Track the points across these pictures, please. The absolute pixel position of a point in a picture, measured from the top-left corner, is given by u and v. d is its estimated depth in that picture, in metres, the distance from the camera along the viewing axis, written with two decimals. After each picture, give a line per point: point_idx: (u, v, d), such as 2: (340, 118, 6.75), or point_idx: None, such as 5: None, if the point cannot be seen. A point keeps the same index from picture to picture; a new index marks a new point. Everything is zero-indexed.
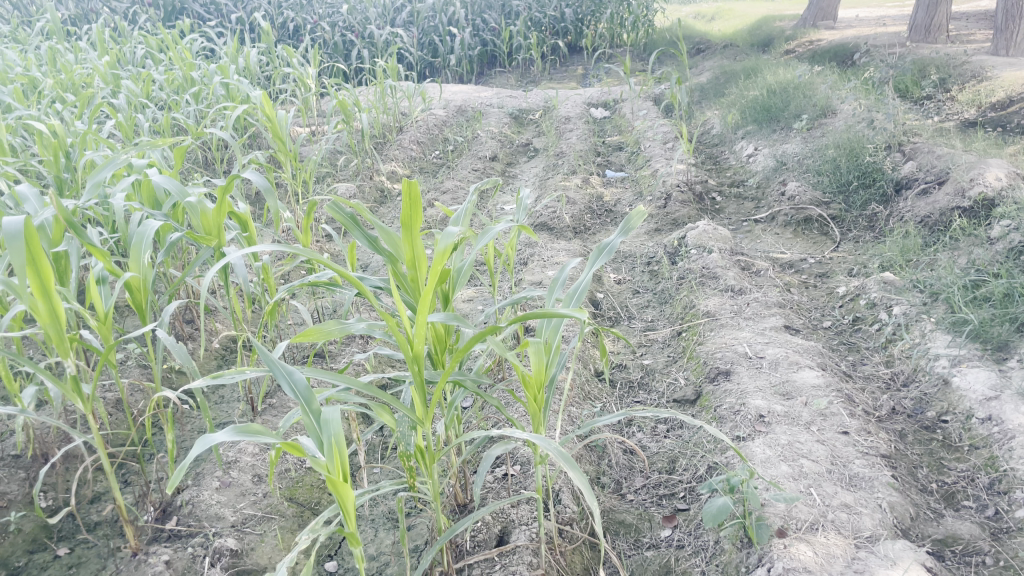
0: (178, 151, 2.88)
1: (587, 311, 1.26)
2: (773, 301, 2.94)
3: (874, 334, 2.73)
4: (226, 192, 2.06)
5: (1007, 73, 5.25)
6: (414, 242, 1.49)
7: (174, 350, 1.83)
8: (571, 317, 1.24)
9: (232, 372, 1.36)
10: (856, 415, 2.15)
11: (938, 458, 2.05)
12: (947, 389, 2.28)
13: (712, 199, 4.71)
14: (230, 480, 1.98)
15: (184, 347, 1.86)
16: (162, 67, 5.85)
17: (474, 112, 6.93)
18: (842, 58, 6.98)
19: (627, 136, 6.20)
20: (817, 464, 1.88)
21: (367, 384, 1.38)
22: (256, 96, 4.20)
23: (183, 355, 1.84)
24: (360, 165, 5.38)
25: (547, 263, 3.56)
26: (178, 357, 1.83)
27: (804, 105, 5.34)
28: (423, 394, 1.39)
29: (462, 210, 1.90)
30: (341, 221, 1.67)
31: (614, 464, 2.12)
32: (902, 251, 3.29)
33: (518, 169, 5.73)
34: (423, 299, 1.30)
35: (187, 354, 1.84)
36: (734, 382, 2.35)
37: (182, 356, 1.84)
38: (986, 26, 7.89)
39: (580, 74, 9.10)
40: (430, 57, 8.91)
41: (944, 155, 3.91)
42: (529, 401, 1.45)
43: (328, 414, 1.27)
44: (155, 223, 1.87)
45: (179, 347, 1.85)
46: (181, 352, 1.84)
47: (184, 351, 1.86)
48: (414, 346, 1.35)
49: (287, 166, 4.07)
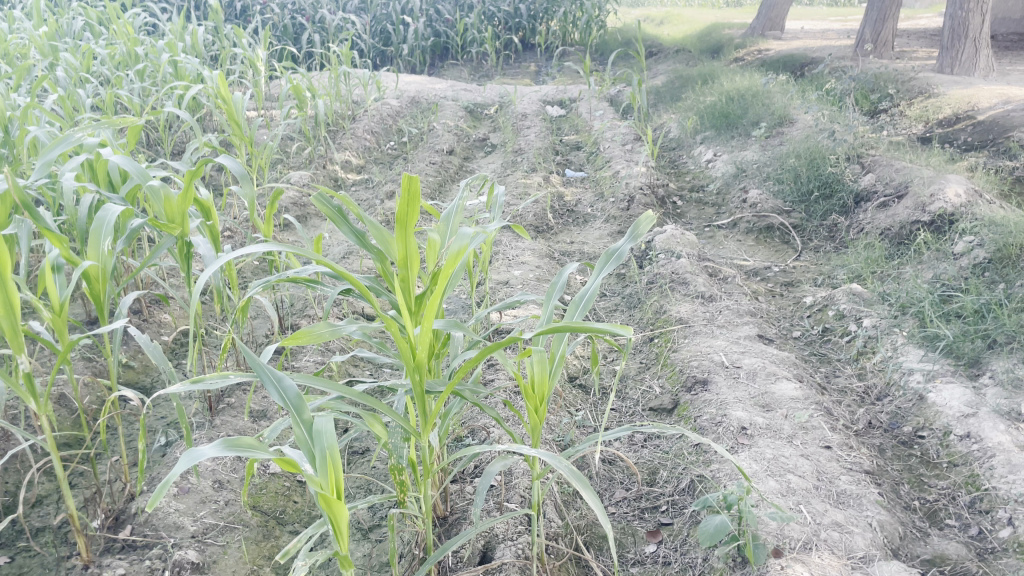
0: (133, 128, 2.70)
1: (620, 328, 1.22)
2: (744, 310, 2.91)
3: (844, 346, 2.72)
4: (193, 178, 1.92)
5: (955, 90, 5.36)
6: (409, 241, 1.39)
7: (145, 348, 1.69)
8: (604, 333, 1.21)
9: (214, 377, 1.22)
10: (837, 430, 2.13)
11: (918, 474, 2.04)
12: (923, 405, 2.28)
13: (674, 203, 4.69)
14: (189, 486, 1.84)
15: (158, 345, 1.72)
16: (105, 40, 5.57)
17: (429, 104, 6.81)
18: (792, 68, 7.07)
19: (585, 135, 6.16)
20: (804, 480, 1.85)
21: (360, 392, 1.28)
22: (208, 76, 4.01)
23: (156, 353, 1.70)
24: (314, 153, 5.21)
25: (513, 263, 3.48)
26: (152, 356, 1.69)
27: (762, 113, 5.36)
28: (423, 405, 1.29)
29: (451, 208, 1.80)
30: (327, 215, 1.55)
31: (595, 475, 2.04)
32: (867, 263, 3.31)
33: (476, 165, 5.63)
34: (430, 303, 1.20)
35: (162, 354, 1.70)
36: (712, 393, 2.30)
37: (155, 355, 1.70)
38: (927, 45, 8.08)
39: (534, 71, 9.05)
40: (383, 46, 8.75)
41: (902, 168, 3.95)
42: (530, 412, 1.36)
43: (320, 424, 1.17)
44: (117, 208, 1.73)
45: (153, 345, 1.71)
46: (154, 351, 1.70)
47: (158, 350, 1.72)
48: (417, 352, 1.25)
49: (241, 150, 3.90)
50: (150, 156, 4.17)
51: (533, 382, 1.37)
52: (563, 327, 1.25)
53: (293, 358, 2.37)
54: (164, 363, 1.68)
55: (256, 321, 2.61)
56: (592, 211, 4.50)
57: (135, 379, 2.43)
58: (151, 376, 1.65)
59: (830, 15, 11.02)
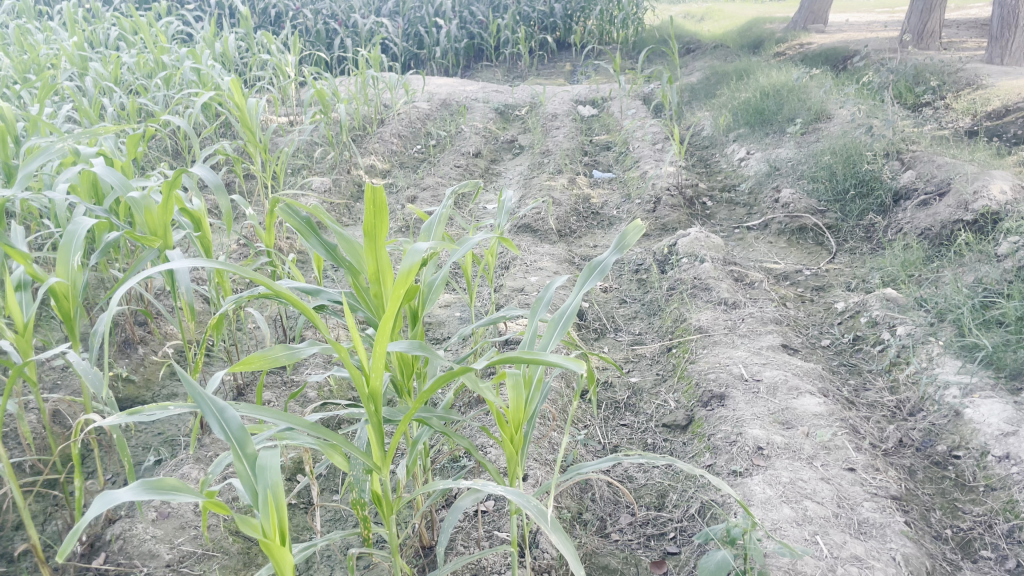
0: (131, 139, 2.59)
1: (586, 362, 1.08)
2: (769, 317, 2.75)
3: (877, 356, 2.56)
4: (173, 188, 1.84)
5: (1004, 81, 5.09)
6: (377, 253, 1.31)
7: (85, 375, 1.50)
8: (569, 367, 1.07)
9: (152, 409, 1.13)
10: (863, 449, 1.97)
11: (951, 499, 1.88)
12: (959, 422, 2.11)
13: (703, 204, 4.53)
14: (168, 511, 1.77)
15: (100, 372, 1.53)
16: (134, 49, 5.58)
17: (459, 106, 6.73)
18: (834, 62, 6.82)
19: (615, 135, 6.02)
20: (822, 507, 1.70)
21: (314, 423, 1.18)
22: (225, 82, 3.95)
23: (95, 380, 1.50)
24: (338, 158, 5.14)
25: (530, 269, 3.37)
26: (88, 383, 1.50)
27: (798, 108, 5.16)
28: (382, 435, 1.19)
29: (434, 217, 1.67)
30: (295, 227, 1.48)
31: (598, 498, 1.92)
32: (904, 265, 3.13)
33: (502, 167, 5.52)
34: (385, 325, 1.10)
35: (101, 381, 1.51)
36: (729, 408, 2.16)
37: (94, 382, 1.50)
38: (978, 35, 7.76)
39: (569, 70, 8.93)
40: (416, 49, 8.69)
41: (944, 164, 3.73)
42: (505, 442, 1.27)
43: (265, 460, 1.08)
44: (89, 222, 1.65)
45: (94, 372, 1.52)
46: (94, 378, 1.50)
47: (99, 377, 1.53)
48: (371, 380, 1.15)
49: (257, 157, 3.84)
50: (170, 165, 4.15)
51: (508, 411, 1.27)
52: (526, 357, 1.13)
53: (291, 371, 2.31)
54: (99, 389, 1.48)
55: (257, 335, 2.56)
56: (618, 214, 4.37)
57: (134, 394, 2.38)
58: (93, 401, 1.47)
59: (878, 7, 10.64)
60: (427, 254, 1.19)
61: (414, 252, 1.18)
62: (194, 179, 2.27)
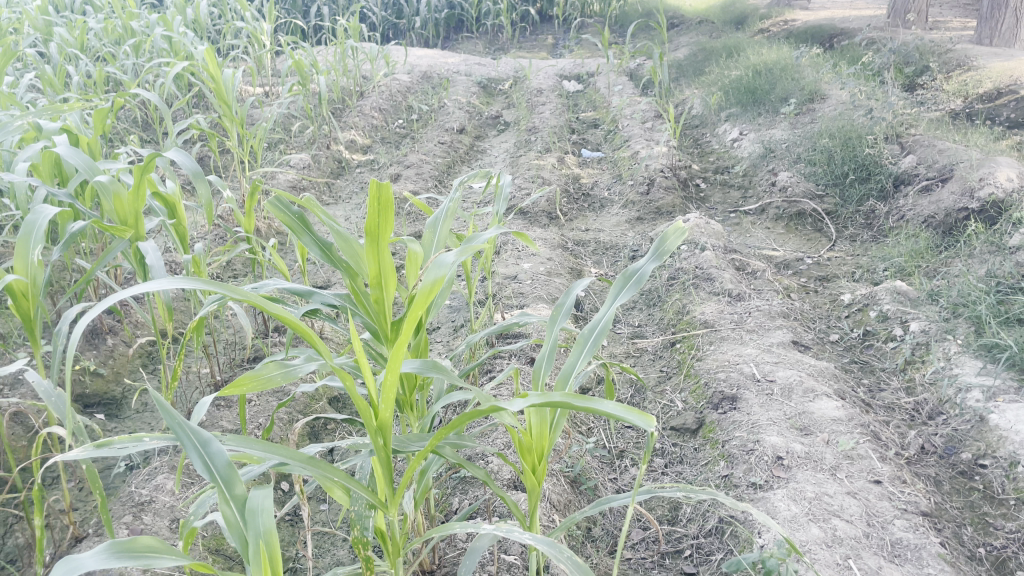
0: (99, 111, 2.38)
1: (643, 417, 0.91)
2: (777, 311, 2.62)
3: (889, 353, 2.45)
4: (145, 172, 1.66)
5: (995, 63, 4.98)
6: (381, 256, 1.16)
7: (45, 397, 1.34)
8: (621, 419, 0.91)
9: (123, 442, 0.96)
10: (887, 460, 1.85)
11: (980, 514, 1.77)
12: (983, 428, 2.00)
13: (696, 186, 4.41)
14: (141, 527, 1.59)
15: (61, 393, 1.38)
16: (101, 12, 5.29)
17: (441, 80, 6.52)
18: (821, 39, 6.67)
19: (603, 112, 5.86)
20: (851, 527, 1.59)
21: (309, 456, 1.02)
22: (198, 52, 3.72)
23: (58, 405, 1.35)
24: (317, 132, 4.93)
25: (522, 255, 3.23)
26: (52, 409, 1.34)
27: (791, 88, 5.01)
28: (390, 470, 1.04)
29: (440, 211, 1.51)
30: (285, 222, 1.33)
31: (607, 513, 1.80)
32: (910, 256, 3.02)
33: (487, 144, 5.36)
34: (398, 349, 0.94)
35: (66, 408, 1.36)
36: (742, 413, 2.04)
37: (57, 408, 1.35)
38: (961, 15, 7.65)
39: (552, 43, 8.72)
40: (395, 19, 8.46)
41: (946, 149, 3.61)
42: (527, 473, 1.13)
43: (256, 502, 0.92)
44: (51, 211, 1.48)
45: (56, 395, 1.36)
46: (57, 402, 1.35)
47: (62, 399, 1.38)
48: (379, 410, 0.99)
49: (233, 132, 3.63)
50: (139, 137, 3.91)
51: (530, 438, 1.12)
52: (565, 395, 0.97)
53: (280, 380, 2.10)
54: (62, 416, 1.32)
55: (235, 330, 2.40)
56: (609, 196, 4.24)
57: (104, 391, 2.22)
58: (58, 430, 1.32)
59: None
60: (453, 266, 1.02)
61: (438, 265, 1.01)
62: (167, 159, 2.09)
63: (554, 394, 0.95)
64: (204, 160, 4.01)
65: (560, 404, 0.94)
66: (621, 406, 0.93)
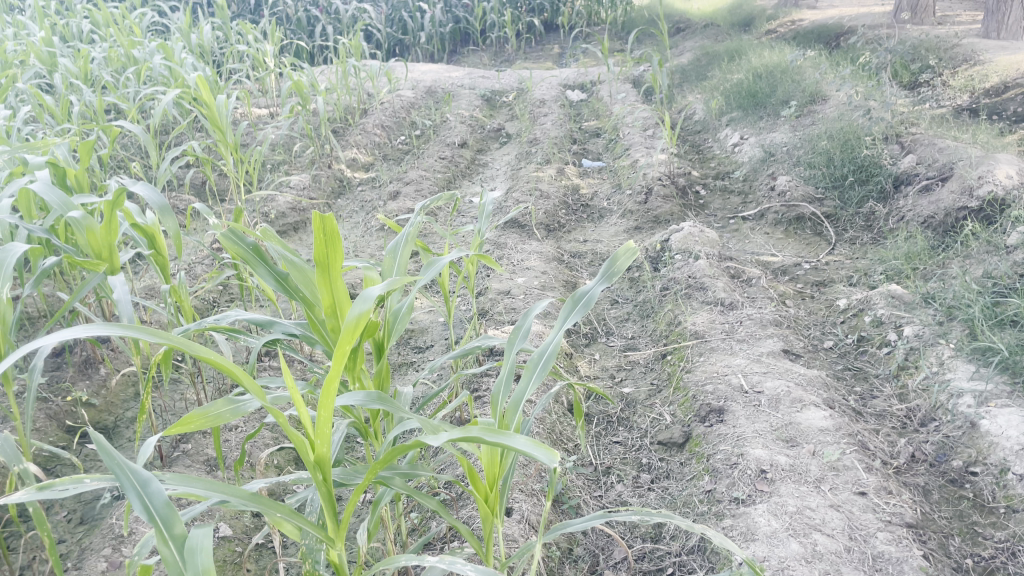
0: (87, 144, 2.39)
1: (558, 451, 0.91)
2: (769, 319, 2.59)
3: (883, 359, 2.42)
4: (114, 208, 1.68)
5: (1001, 56, 4.90)
6: (331, 287, 1.17)
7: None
8: (541, 454, 0.91)
9: (66, 483, 0.98)
10: (874, 470, 1.82)
11: (970, 523, 1.74)
12: (974, 434, 1.97)
13: (696, 193, 4.39)
14: (119, 561, 1.62)
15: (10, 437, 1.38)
16: (105, 40, 5.35)
17: (444, 94, 6.53)
18: (826, 39, 6.61)
19: (605, 121, 5.85)
20: (832, 541, 1.57)
21: (252, 493, 1.02)
22: (192, 78, 3.74)
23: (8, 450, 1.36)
24: (318, 152, 4.95)
25: (517, 270, 3.23)
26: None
27: (792, 90, 4.96)
28: (335, 504, 1.04)
29: (401, 236, 1.52)
30: (241, 255, 1.33)
31: (590, 533, 1.79)
32: (907, 258, 2.99)
33: (489, 157, 5.36)
34: (328, 388, 0.94)
35: (13, 449, 1.35)
36: (729, 425, 2.02)
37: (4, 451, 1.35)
38: (971, 9, 7.55)
39: (557, 53, 8.72)
40: (400, 34, 8.50)
41: (946, 147, 3.55)
42: (479, 502, 1.12)
43: (195, 540, 0.93)
44: (19, 251, 1.49)
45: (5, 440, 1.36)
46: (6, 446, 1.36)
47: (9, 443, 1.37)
48: (317, 447, 1.00)
49: (229, 157, 3.65)
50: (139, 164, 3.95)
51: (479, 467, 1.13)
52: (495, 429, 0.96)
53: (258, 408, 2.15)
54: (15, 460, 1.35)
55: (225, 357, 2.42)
56: (609, 206, 4.23)
57: (96, 420, 2.24)
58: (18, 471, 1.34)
59: None
60: (378, 297, 1.02)
61: (363, 298, 1.01)
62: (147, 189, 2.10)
63: (475, 429, 0.95)
64: (204, 185, 4.04)
65: (479, 438, 0.95)
66: (533, 440, 0.93)
